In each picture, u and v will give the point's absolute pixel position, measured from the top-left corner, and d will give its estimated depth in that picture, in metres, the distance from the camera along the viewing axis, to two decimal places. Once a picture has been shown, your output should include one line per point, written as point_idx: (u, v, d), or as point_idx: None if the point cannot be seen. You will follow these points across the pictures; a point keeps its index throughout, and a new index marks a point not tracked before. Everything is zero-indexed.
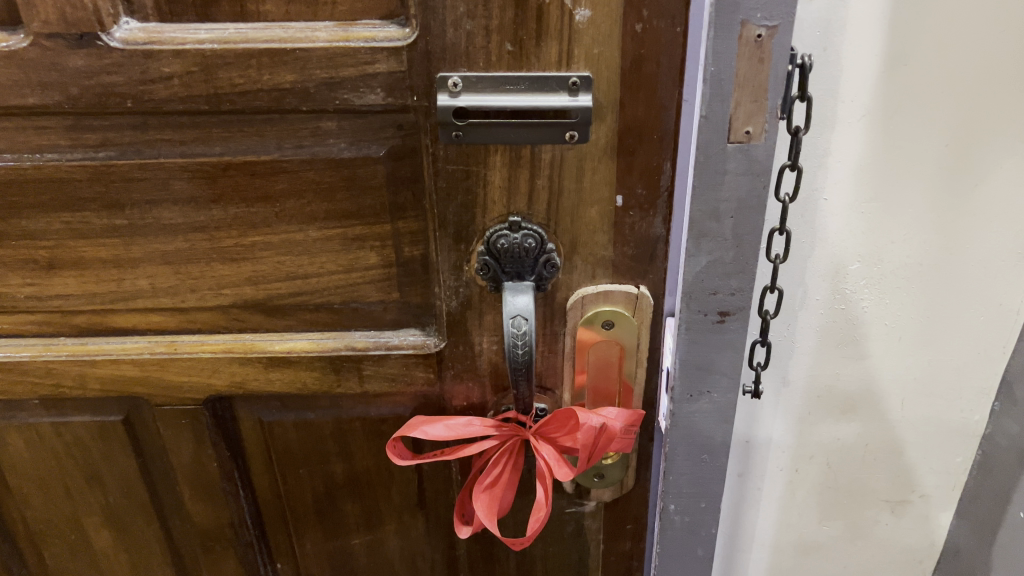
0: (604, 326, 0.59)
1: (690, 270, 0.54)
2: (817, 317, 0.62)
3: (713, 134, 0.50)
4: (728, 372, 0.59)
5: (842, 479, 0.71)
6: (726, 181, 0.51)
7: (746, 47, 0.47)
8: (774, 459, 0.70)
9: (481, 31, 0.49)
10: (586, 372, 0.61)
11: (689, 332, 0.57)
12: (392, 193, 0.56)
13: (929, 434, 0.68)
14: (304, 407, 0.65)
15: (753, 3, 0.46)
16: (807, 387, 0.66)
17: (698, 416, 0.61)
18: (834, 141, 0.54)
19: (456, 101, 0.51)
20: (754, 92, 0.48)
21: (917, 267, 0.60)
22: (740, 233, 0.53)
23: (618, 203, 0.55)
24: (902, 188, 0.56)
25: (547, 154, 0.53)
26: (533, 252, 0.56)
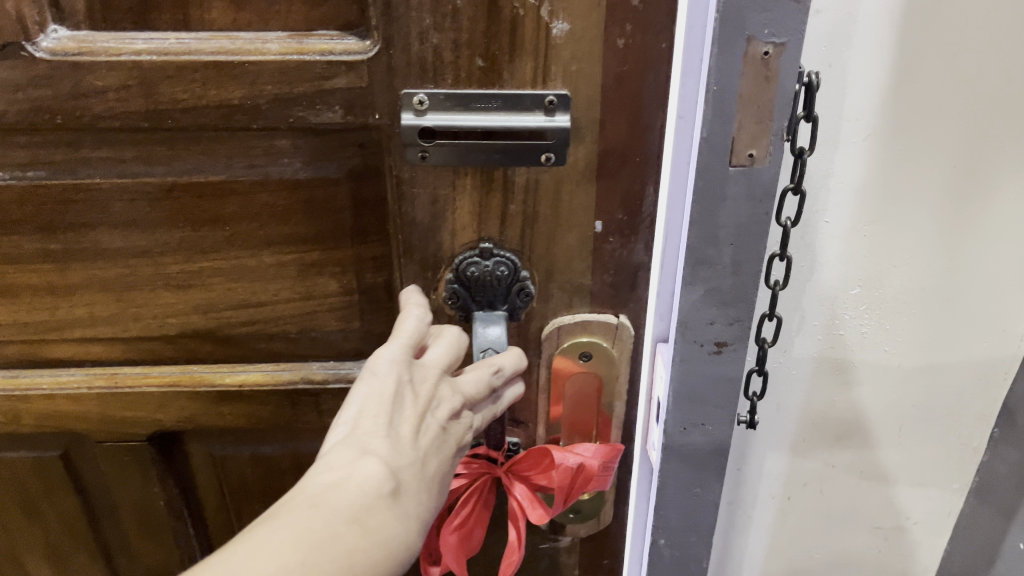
0: (581, 358, 0.55)
1: (684, 300, 0.50)
2: (815, 344, 0.56)
3: (712, 157, 0.45)
4: (723, 407, 0.53)
5: (835, 505, 0.65)
6: (725, 208, 0.46)
7: (751, 65, 0.42)
8: (764, 485, 0.64)
9: (450, 45, 0.45)
10: (561, 404, 0.57)
11: (683, 363, 0.52)
12: (354, 217, 0.51)
13: (926, 464, 0.63)
14: (259, 441, 0.61)
15: (761, 18, 0.41)
16: (800, 414, 0.60)
17: (691, 451, 0.55)
18: (835, 156, 0.49)
19: (422, 120, 0.46)
20: (759, 114, 0.43)
21: (918, 291, 0.54)
22: (739, 259, 0.48)
23: (598, 228, 0.51)
24: (907, 209, 0.51)
25: (522, 177, 0.49)
26: (505, 280, 0.52)
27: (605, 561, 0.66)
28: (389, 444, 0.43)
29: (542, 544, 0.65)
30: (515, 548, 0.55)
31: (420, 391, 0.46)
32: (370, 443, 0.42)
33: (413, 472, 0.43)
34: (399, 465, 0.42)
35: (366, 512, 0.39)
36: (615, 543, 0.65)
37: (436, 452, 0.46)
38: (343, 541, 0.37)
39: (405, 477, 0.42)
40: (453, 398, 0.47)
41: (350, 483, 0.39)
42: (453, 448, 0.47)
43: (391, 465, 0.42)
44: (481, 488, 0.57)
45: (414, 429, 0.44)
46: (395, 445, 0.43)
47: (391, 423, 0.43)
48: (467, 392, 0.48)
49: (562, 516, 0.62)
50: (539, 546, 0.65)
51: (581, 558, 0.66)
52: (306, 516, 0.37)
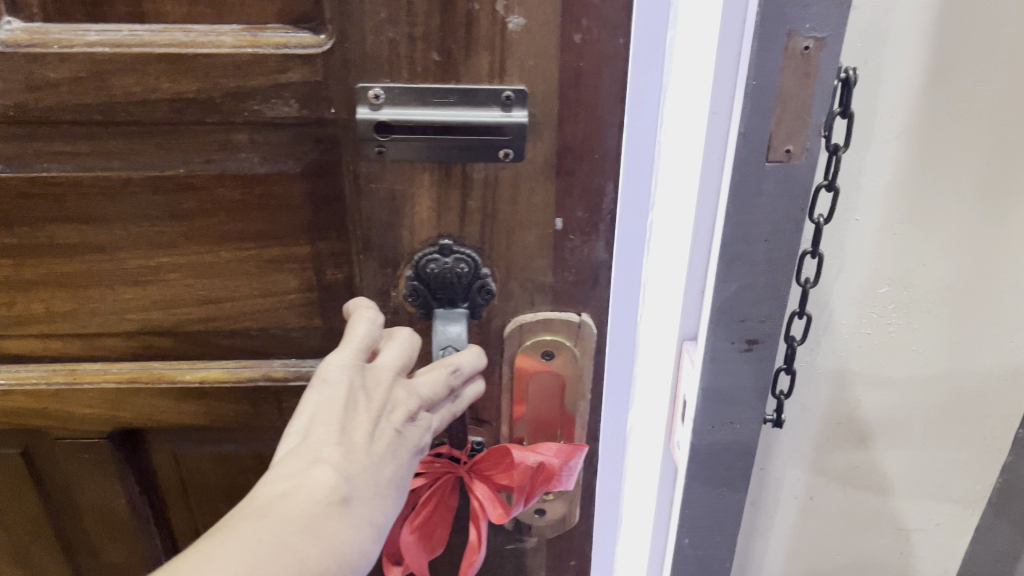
0: (543, 356, 0.55)
1: (716, 298, 0.47)
2: (842, 344, 0.52)
3: (750, 152, 0.42)
4: (754, 413, 0.51)
5: (861, 509, 0.59)
6: (760, 206, 0.44)
7: (791, 60, 0.40)
8: (787, 486, 0.58)
9: (405, 39, 0.44)
10: (525, 403, 0.57)
11: (713, 361, 0.48)
12: (313, 213, 0.51)
13: (953, 466, 0.58)
14: (221, 440, 0.60)
15: (801, 10, 0.39)
16: (824, 417, 0.55)
17: (719, 452, 0.52)
18: (866, 153, 0.45)
19: (378, 114, 0.46)
20: (796, 111, 0.41)
21: (948, 288, 0.50)
22: (774, 257, 0.45)
23: (557, 225, 0.51)
24: (941, 206, 0.47)
25: (480, 173, 0.49)
26: (465, 278, 0.52)
27: (571, 563, 0.66)
28: (341, 450, 0.43)
29: (507, 545, 0.64)
30: (476, 548, 0.55)
31: (373, 394, 0.45)
32: (321, 452, 0.42)
33: (368, 477, 0.43)
34: (353, 472, 0.42)
35: (319, 520, 0.39)
36: (582, 544, 0.65)
37: (393, 453, 0.45)
38: (294, 549, 0.38)
39: (359, 484, 0.42)
40: (408, 399, 0.47)
41: (302, 492, 0.40)
42: (412, 449, 0.47)
43: (344, 472, 0.42)
44: (442, 488, 0.56)
45: (367, 433, 0.44)
46: (348, 452, 0.43)
47: (342, 428, 0.43)
48: (423, 392, 0.48)
49: (528, 516, 0.62)
50: (506, 547, 0.64)
51: (548, 559, 0.65)
52: (256, 526, 0.38)
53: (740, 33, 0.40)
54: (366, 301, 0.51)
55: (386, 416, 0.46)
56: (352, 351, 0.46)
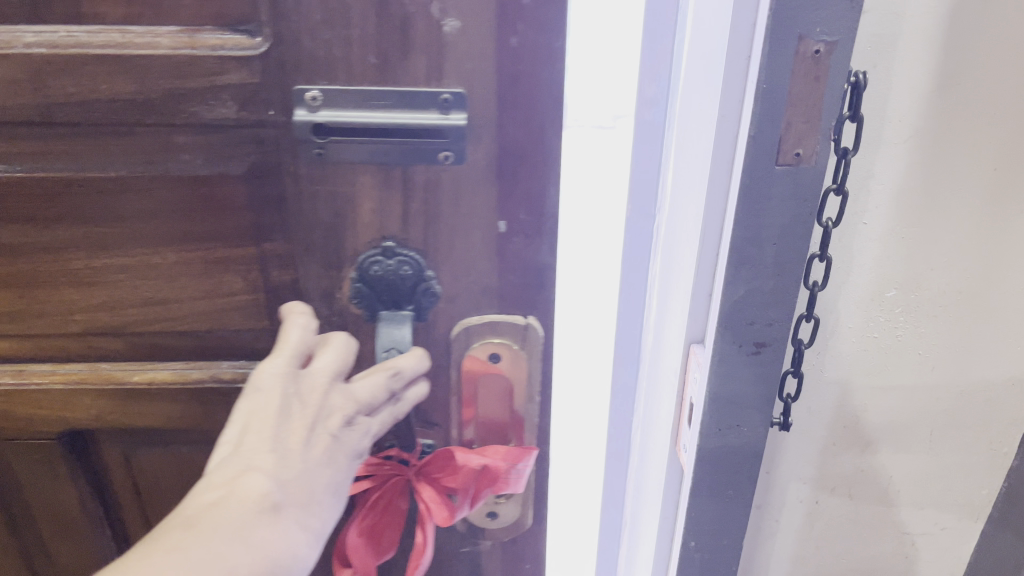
0: (491, 358, 0.55)
1: (727, 298, 0.52)
2: (849, 346, 0.57)
3: (760, 157, 0.47)
4: (760, 417, 0.56)
5: (865, 511, 0.65)
6: (771, 208, 0.49)
7: (803, 64, 0.45)
8: (795, 490, 0.64)
9: (341, 42, 0.45)
10: (474, 405, 0.57)
11: (722, 363, 0.54)
12: (257, 214, 0.51)
13: (953, 466, 0.64)
14: (172, 441, 0.60)
15: (811, 17, 0.43)
16: (833, 417, 0.60)
17: (724, 451, 0.58)
18: (879, 164, 0.50)
19: (315, 116, 0.46)
20: (806, 115, 0.46)
21: (953, 296, 0.56)
22: (781, 260, 0.51)
23: (500, 228, 0.51)
24: (944, 221, 0.52)
25: (421, 176, 0.49)
26: (410, 280, 0.52)
27: (525, 565, 0.66)
28: (275, 456, 0.43)
29: (462, 549, 0.64)
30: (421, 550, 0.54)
31: (308, 400, 0.46)
32: (253, 459, 0.43)
33: (302, 483, 0.44)
34: (285, 479, 0.43)
35: (250, 527, 0.40)
36: (536, 546, 0.65)
37: (328, 458, 0.46)
38: (224, 557, 0.38)
39: (291, 490, 0.43)
40: (345, 405, 0.47)
41: (232, 501, 0.40)
42: (349, 453, 0.47)
43: (276, 480, 0.42)
44: (391, 490, 0.56)
45: (302, 439, 0.44)
46: (282, 459, 0.43)
47: (278, 436, 0.44)
48: (362, 399, 0.48)
49: (479, 518, 0.62)
50: (460, 550, 0.64)
51: (502, 563, 0.65)
52: (184, 537, 0.38)
53: (750, 48, 0.46)
54: (303, 305, 0.51)
55: (322, 421, 0.46)
56: (286, 357, 0.46)
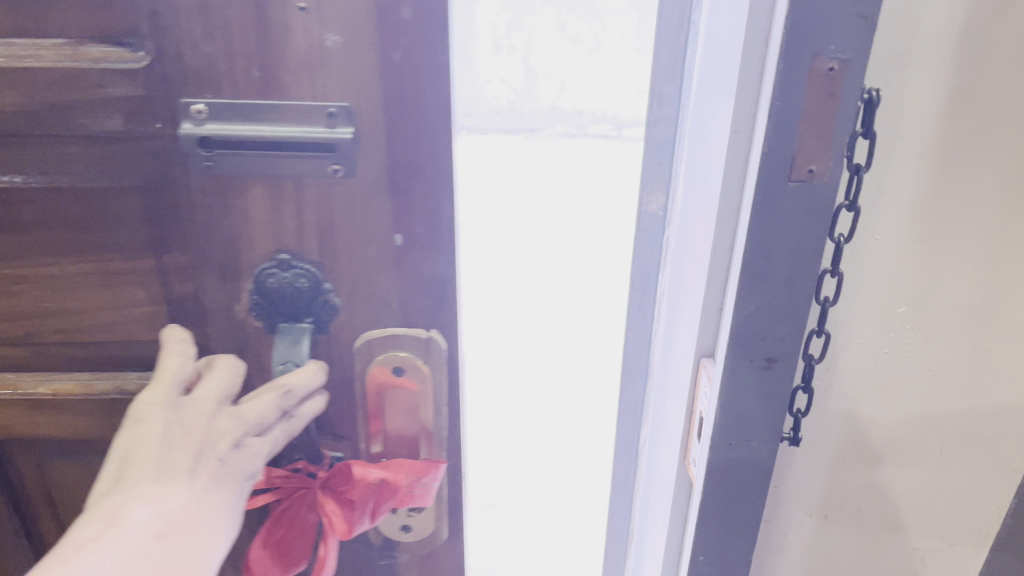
0: (395, 372, 0.55)
1: (738, 314, 0.50)
2: (857, 361, 0.55)
3: (773, 173, 0.45)
4: (772, 430, 0.54)
5: (871, 524, 0.63)
6: (783, 223, 0.47)
7: (816, 82, 0.43)
8: (798, 501, 0.62)
9: (223, 56, 0.45)
10: (381, 417, 0.57)
11: (734, 379, 0.52)
12: (154, 227, 0.51)
13: (967, 483, 0.61)
14: (84, 452, 0.60)
15: (826, 36, 0.41)
16: (838, 433, 0.58)
17: (733, 464, 0.56)
18: (886, 176, 0.48)
19: (202, 129, 0.46)
20: (818, 131, 0.44)
21: (967, 311, 0.53)
22: (794, 278, 0.49)
23: (397, 242, 0.51)
24: (961, 233, 0.50)
25: (313, 189, 0.49)
26: (307, 292, 0.52)
27: None
28: (158, 485, 0.44)
29: (380, 561, 0.64)
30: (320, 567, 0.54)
31: (191, 426, 0.47)
32: (133, 490, 0.43)
33: (185, 510, 0.44)
34: (166, 510, 0.44)
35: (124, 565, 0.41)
36: (455, 560, 0.64)
37: (218, 482, 0.47)
38: None
39: (173, 520, 0.44)
40: (231, 427, 0.48)
41: (107, 539, 0.41)
42: (241, 474, 0.48)
43: (155, 512, 0.43)
44: (296, 504, 0.56)
45: (184, 466, 0.45)
46: (163, 490, 0.44)
47: (160, 464, 0.45)
48: (250, 418, 0.48)
49: (394, 532, 0.61)
50: (378, 563, 0.64)
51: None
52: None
53: (762, 54, 0.46)
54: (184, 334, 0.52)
55: (208, 446, 0.47)
56: (164, 389, 0.47)
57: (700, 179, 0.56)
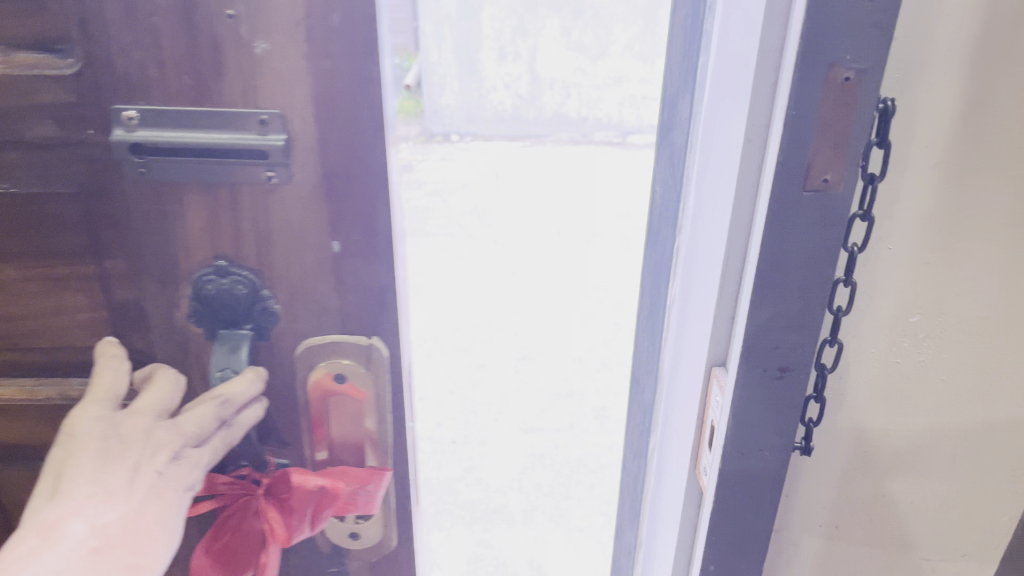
0: (337, 378, 0.55)
1: (752, 324, 0.51)
2: (870, 370, 0.56)
3: (789, 183, 0.46)
4: (784, 440, 0.55)
5: (883, 538, 0.64)
6: (796, 234, 0.48)
7: (832, 90, 0.43)
8: (810, 514, 0.63)
9: (153, 62, 0.45)
10: (325, 424, 0.57)
11: (749, 391, 0.53)
12: (91, 234, 0.51)
13: (980, 494, 0.62)
14: (32, 457, 0.60)
15: (844, 45, 0.42)
16: (851, 442, 0.59)
17: (743, 474, 0.57)
18: (900, 186, 0.49)
19: (132, 136, 0.46)
20: (833, 141, 0.45)
21: (982, 320, 0.54)
22: (808, 285, 0.50)
23: (334, 249, 0.51)
24: (973, 244, 0.51)
25: (247, 196, 0.49)
26: (246, 299, 0.52)
27: None
28: (94, 501, 0.46)
29: (330, 567, 0.63)
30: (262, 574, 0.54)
31: (128, 440, 0.48)
32: (67, 507, 0.45)
33: (121, 526, 0.47)
34: (100, 527, 0.46)
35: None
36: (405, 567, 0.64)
37: (156, 495, 0.48)
38: None
39: (106, 537, 0.46)
40: (169, 439, 0.49)
41: (38, 557, 0.44)
42: (180, 486, 0.49)
43: (88, 530, 0.46)
44: (240, 511, 0.56)
45: (119, 483, 0.47)
46: (98, 507, 0.46)
47: (95, 480, 0.46)
48: (188, 431, 0.49)
49: (342, 539, 0.61)
50: (328, 569, 0.64)
51: None
52: None
53: (777, 64, 0.48)
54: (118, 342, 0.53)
55: (146, 460, 0.48)
56: (103, 402, 0.49)
57: (712, 183, 0.57)
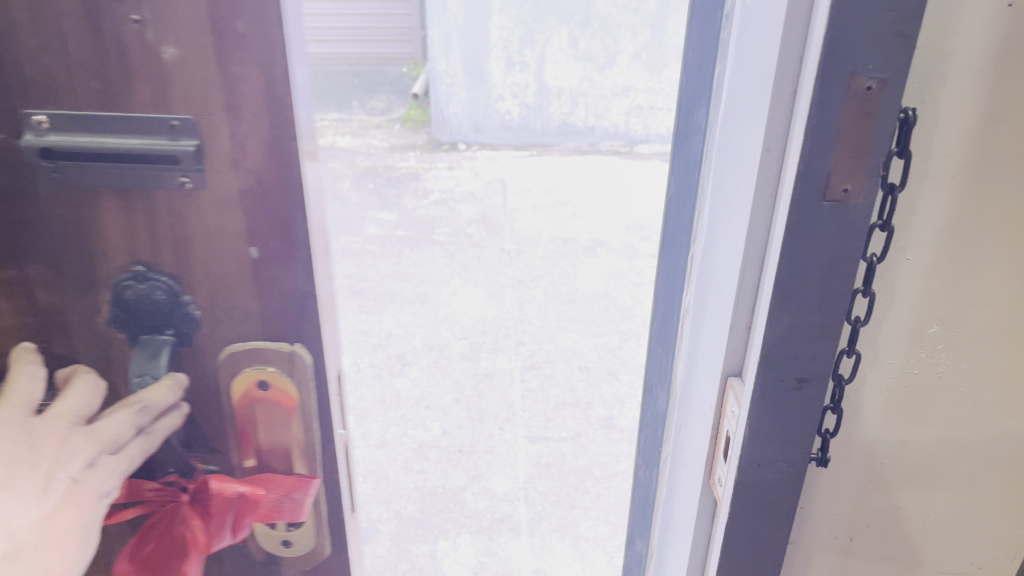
0: (260, 386, 0.59)
1: (773, 330, 0.63)
2: (900, 324, 0.70)
3: (810, 191, 0.57)
4: (787, 432, 0.68)
5: (937, 471, 0.77)
6: (816, 245, 0.59)
7: (854, 97, 0.54)
8: (878, 451, 0.76)
9: (66, 68, 0.51)
10: (252, 431, 0.61)
11: (770, 396, 0.66)
12: (9, 238, 0.55)
13: (1011, 433, 0.76)
14: None
15: (866, 57, 0.53)
16: (889, 384, 0.72)
17: (756, 459, 0.69)
18: (925, 191, 0.64)
19: (45, 139, 0.52)
20: (854, 149, 0.56)
21: (1007, 283, 0.68)
22: (832, 264, 0.60)
23: (253, 255, 0.56)
24: (996, 223, 0.65)
25: (161, 199, 0.54)
26: (165, 305, 0.57)
27: None
28: (9, 508, 0.55)
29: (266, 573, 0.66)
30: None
31: (41, 451, 0.54)
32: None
33: (33, 531, 0.55)
34: (15, 528, 0.55)
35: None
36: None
37: (70, 502, 0.55)
38: None
39: (21, 538, 0.56)
40: (84, 449, 0.55)
41: None
42: (95, 493, 0.56)
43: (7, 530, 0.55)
44: (168, 516, 0.59)
45: (32, 492, 0.54)
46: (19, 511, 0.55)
47: (10, 490, 0.54)
48: (102, 441, 0.55)
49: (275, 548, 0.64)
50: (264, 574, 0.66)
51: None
52: None
53: (792, 88, 0.62)
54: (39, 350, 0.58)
55: (57, 469, 0.55)
56: (18, 414, 0.55)
57: (736, 182, 0.71)
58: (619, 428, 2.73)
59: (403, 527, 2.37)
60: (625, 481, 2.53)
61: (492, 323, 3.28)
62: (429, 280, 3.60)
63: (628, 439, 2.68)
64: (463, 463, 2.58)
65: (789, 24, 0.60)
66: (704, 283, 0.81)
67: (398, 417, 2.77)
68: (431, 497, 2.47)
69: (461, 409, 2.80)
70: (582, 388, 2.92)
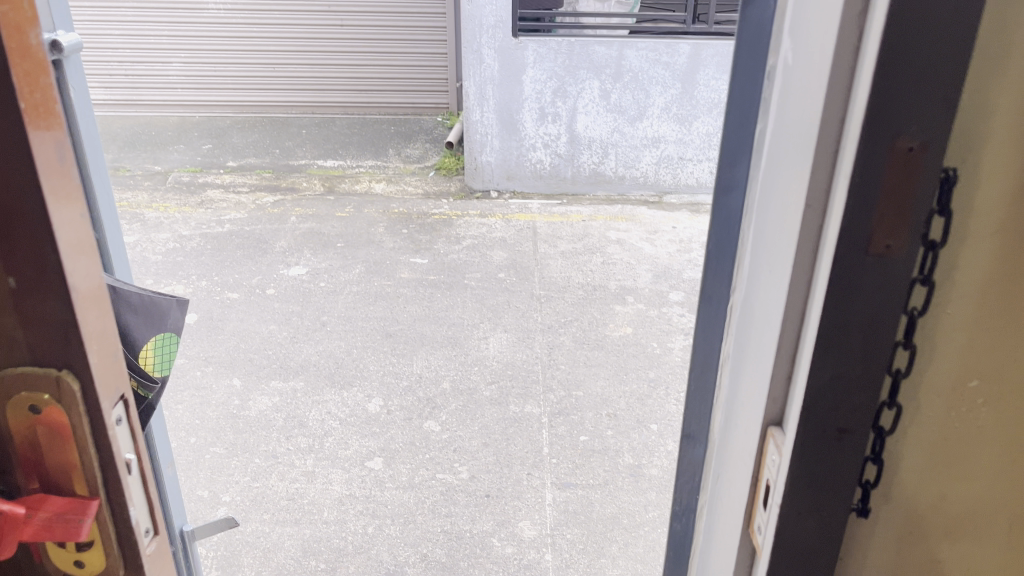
0: (32, 410, 0.61)
1: (813, 384, 0.63)
2: (941, 383, 0.67)
3: (853, 246, 0.57)
4: (833, 481, 0.67)
5: (977, 529, 0.75)
6: (859, 299, 0.59)
7: (895, 157, 0.55)
8: (914, 511, 0.73)
9: None
10: (32, 453, 0.62)
11: (807, 446, 0.65)
12: None
13: None
14: None
15: (905, 119, 0.54)
16: (928, 445, 0.70)
17: (797, 510, 0.68)
18: (965, 247, 0.62)
19: None
20: (898, 205, 0.56)
21: None
22: (876, 317, 0.60)
23: (13, 286, 0.57)
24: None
25: None
26: None
27: None
28: None
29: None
30: None
31: None
32: None
33: None
34: None
35: None
36: None
37: None
38: None
39: None
40: None
41: None
42: None
43: None
44: None
45: None
46: None
47: None
48: None
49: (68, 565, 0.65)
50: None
51: None
52: None
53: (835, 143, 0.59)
54: None
55: None
56: None
57: (776, 237, 0.69)
58: (648, 477, 2.70)
59: (429, 571, 2.35)
60: (653, 530, 2.49)
61: (521, 368, 3.29)
62: (460, 323, 3.63)
63: (657, 488, 2.65)
64: (490, 508, 2.57)
65: (831, 81, 0.57)
66: (743, 340, 0.79)
67: (426, 460, 2.79)
68: (457, 542, 2.44)
69: (489, 454, 2.82)
70: (611, 436, 2.92)
